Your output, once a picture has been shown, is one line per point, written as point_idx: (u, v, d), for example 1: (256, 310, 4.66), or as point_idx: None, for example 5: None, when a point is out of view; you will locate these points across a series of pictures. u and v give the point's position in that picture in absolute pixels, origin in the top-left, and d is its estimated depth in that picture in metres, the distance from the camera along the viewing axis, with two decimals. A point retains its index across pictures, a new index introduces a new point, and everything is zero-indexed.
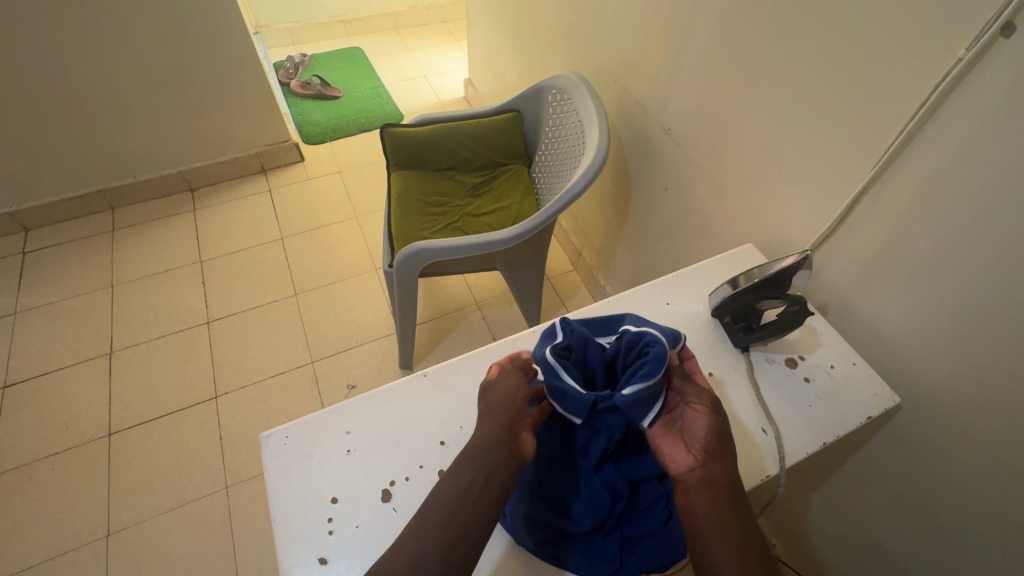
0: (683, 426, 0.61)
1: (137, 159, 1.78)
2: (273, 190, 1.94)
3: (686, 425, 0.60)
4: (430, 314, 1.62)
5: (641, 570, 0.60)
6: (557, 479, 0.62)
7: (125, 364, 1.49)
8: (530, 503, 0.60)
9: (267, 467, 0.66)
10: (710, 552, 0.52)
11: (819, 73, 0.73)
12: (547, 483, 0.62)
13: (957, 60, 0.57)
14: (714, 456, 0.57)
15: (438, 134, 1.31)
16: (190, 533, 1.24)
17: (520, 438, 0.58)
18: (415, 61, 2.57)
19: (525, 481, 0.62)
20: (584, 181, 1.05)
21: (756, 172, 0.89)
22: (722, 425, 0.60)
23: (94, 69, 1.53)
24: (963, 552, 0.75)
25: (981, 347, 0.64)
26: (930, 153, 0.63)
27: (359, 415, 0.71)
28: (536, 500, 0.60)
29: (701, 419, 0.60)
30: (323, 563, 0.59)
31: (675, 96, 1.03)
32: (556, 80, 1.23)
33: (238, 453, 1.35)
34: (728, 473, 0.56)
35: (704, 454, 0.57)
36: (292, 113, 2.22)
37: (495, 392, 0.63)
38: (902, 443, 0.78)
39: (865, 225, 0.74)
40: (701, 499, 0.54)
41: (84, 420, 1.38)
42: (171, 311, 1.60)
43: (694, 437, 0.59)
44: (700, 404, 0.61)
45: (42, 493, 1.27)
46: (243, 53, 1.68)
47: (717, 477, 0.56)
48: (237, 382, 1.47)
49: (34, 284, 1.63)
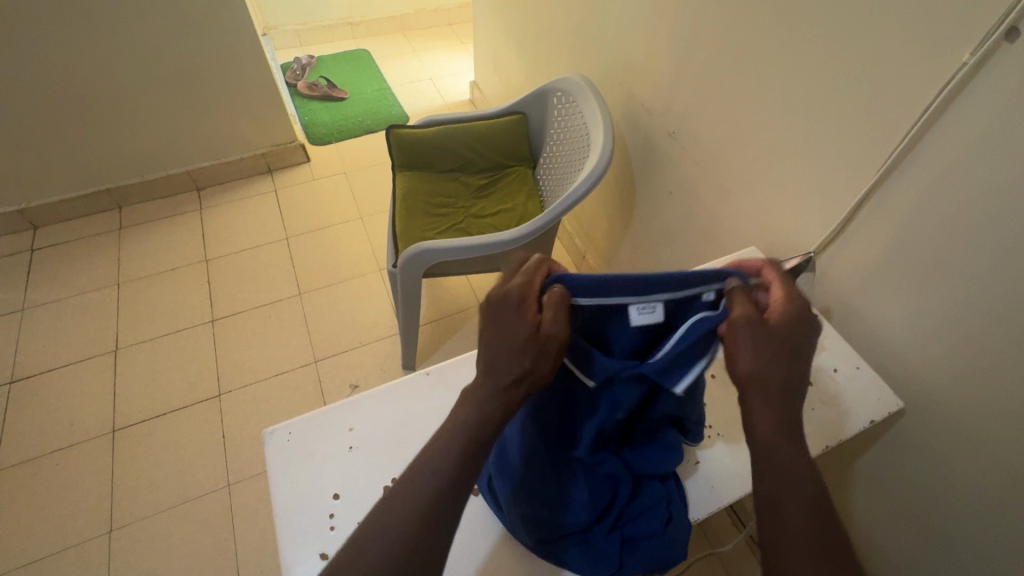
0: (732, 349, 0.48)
1: (144, 159, 1.80)
2: (279, 190, 1.95)
3: (733, 342, 0.48)
4: (433, 314, 1.62)
5: (641, 570, 0.61)
6: (542, 450, 0.60)
7: (130, 362, 1.50)
8: (513, 488, 0.60)
9: (270, 463, 0.66)
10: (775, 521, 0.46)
11: (823, 77, 0.73)
12: (532, 458, 0.60)
13: (962, 64, 0.57)
14: (771, 399, 0.47)
15: (444, 136, 1.32)
16: (192, 530, 1.24)
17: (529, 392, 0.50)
18: (421, 63, 2.59)
19: (513, 457, 0.62)
20: (588, 184, 1.05)
21: (760, 175, 0.89)
22: (789, 374, 0.48)
23: (103, 69, 1.55)
24: (968, 559, 0.74)
25: (987, 351, 0.64)
26: (936, 156, 0.63)
27: (361, 412, 0.71)
28: (524, 495, 0.59)
29: (758, 347, 0.47)
30: (325, 559, 0.60)
31: (680, 100, 1.04)
32: (560, 82, 1.24)
33: (241, 451, 1.36)
34: (779, 412, 0.47)
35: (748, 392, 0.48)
36: (299, 114, 2.23)
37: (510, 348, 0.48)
38: (904, 448, 0.78)
39: (870, 229, 0.74)
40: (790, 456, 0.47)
41: (89, 417, 1.39)
42: (177, 309, 1.61)
43: (745, 364, 0.47)
44: (761, 333, 0.47)
45: (45, 489, 1.28)
46: (251, 53, 1.69)
47: (778, 449, 0.47)
48: (240, 381, 1.48)
49: (41, 281, 1.65)
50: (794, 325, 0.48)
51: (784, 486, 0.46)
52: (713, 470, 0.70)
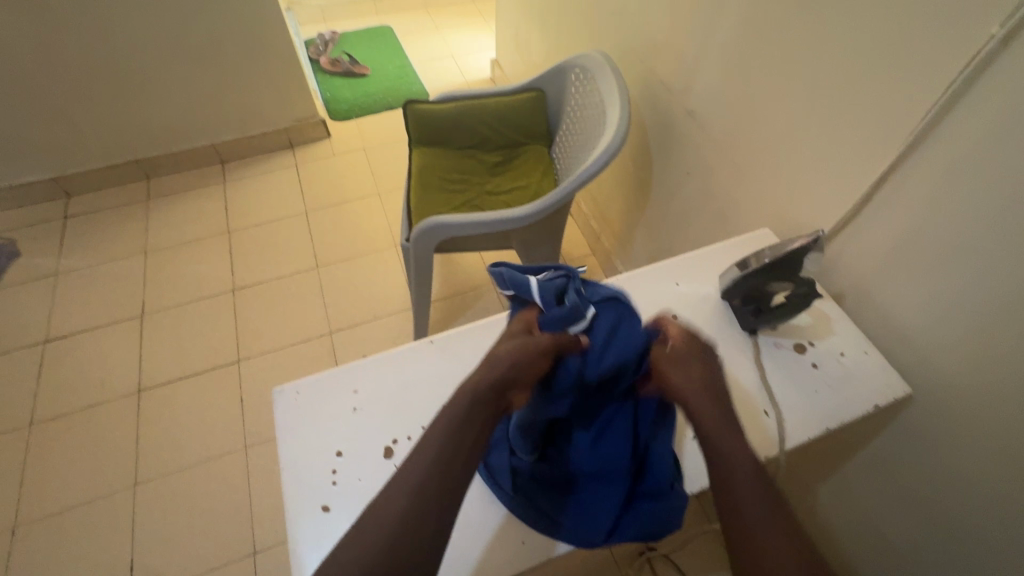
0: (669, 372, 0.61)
1: (171, 130, 1.84)
2: (300, 165, 1.98)
3: (662, 368, 0.62)
4: (447, 291, 1.63)
5: (641, 533, 0.64)
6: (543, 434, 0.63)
7: (157, 326, 1.56)
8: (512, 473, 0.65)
9: (278, 419, 0.69)
10: (734, 501, 0.53)
11: (846, 53, 0.70)
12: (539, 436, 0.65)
13: (990, 36, 0.54)
14: (707, 394, 0.60)
15: (460, 112, 1.31)
16: (212, 487, 1.30)
17: (511, 397, 0.59)
18: (444, 40, 2.57)
19: (520, 441, 0.65)
20: (602, 161, 1.04)
21: (777, 156, 0.87)
22: (710, 377, 0.62)
23: (132, 40, 1.58)
24: (973, 551, 0.73)
25: (1001, 339, 0.62)
26: (958, 136, 0.60)
27: (366, 375, 0.73)
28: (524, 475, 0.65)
29: (682, 368, 0.62)
30: (326, 511, 0.62)
31: (699, 78, 1.01)
32: (579, 59, 1.22)
33: (258, 415, 1.41)
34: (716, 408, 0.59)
35: (681, 395, 0.60)
36: (321, 90, 2.25)
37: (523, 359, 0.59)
38: (913, 436, 0.77)
39: (886, 211, 0.72)
40: (721, 430, 0.57)
41: (117, 377, 1.45)
42: (200, 278, 1.66)
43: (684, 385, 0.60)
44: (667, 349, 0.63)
45: (76, 443, 1.35)
46: (274, 27, 1.70)
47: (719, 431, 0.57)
48: (259, 349, 1.52)
49: (74, 247, 1.71)
50: (690, 339, 0.65)
51: (724, 449, 0.56)
52: None
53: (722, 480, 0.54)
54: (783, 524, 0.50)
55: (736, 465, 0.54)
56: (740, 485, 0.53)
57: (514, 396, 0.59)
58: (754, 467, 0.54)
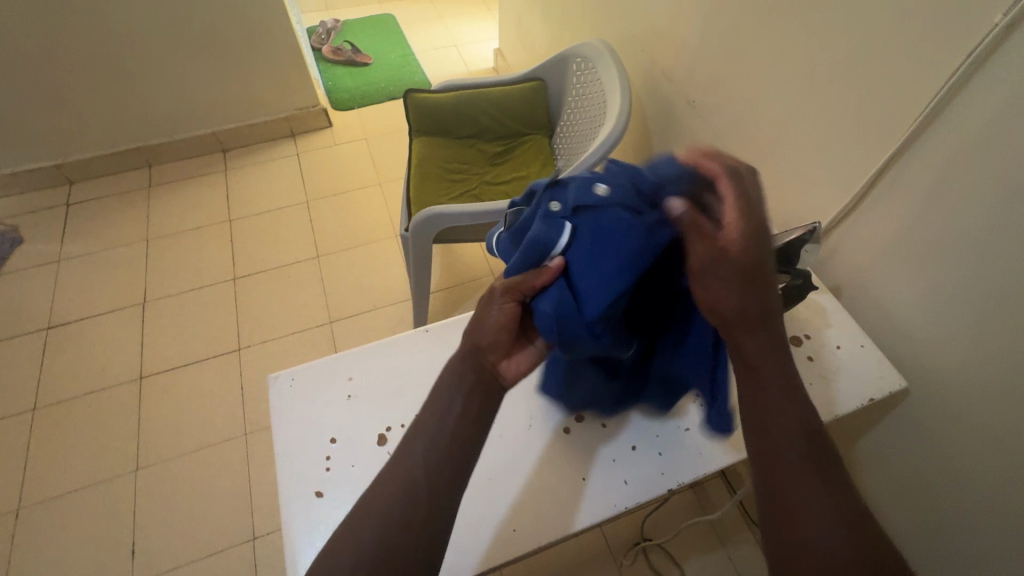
0: (705, 286, 0.50)
1: (172, 118, 1.83)
2: (302, 154, 1.97)
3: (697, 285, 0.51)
4: (448, 281, 1.64)
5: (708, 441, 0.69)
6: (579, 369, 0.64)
7: (158, 313, 1.57)
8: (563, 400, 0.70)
9: (273, 405, 0.69)
10: (776, 475, 0.48)
11: (848, 41, 0.69)
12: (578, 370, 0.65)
13: (993, 25, 0.53)
14: (745, 320, 0.51)
15: (460, 102, 1.31)
16: (212, 473, 1.31)
17: (499, 367, 0.57)
18: (447, 29, 2.55)
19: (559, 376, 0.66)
20: (602, 150, 1.03)
21: (778, 148, 0.86)
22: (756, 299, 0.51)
23: (132, 28, 1.57)
24: (966, 544, 0.73)
25: (999, 333, 0.61)
26: (960, 126, 0.59)
27: (361, 363, 0.73)
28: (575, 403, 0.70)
29: (723, 287, 0.50)
30: (320, 496, 0.63)
31: (701, 68, 1.00)
32: (580, 48, 1.21)
33: (258, 403, 1.42)
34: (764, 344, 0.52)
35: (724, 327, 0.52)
36: (323, 79, 2.24)
37: (486, 317, 0.56)
38: (909, 429, 0.77)
39: (887, 202, 0.71)
40: (772, 384, 0.51)
41: (119, 364, 1.47)
42: (201, 266, 1.67)
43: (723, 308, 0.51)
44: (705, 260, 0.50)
45: (78, 428, 1.37)
46: (275, 15, 1.69)
47: (769, 388, 0.51)
48: (259, 337, 1.53)
49: (76, 234, 1.72)
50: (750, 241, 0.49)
51: (771, 415, 0.50)
52: (702, 437, 0.70)
53: (765, 448, 0.50)
54: (832, 503, 0.46)
55: (780, 433, 0.49)
56: (784, 457, 0.48)
57: (499, 362, 0.57)
58: (802, 436, 0.49)
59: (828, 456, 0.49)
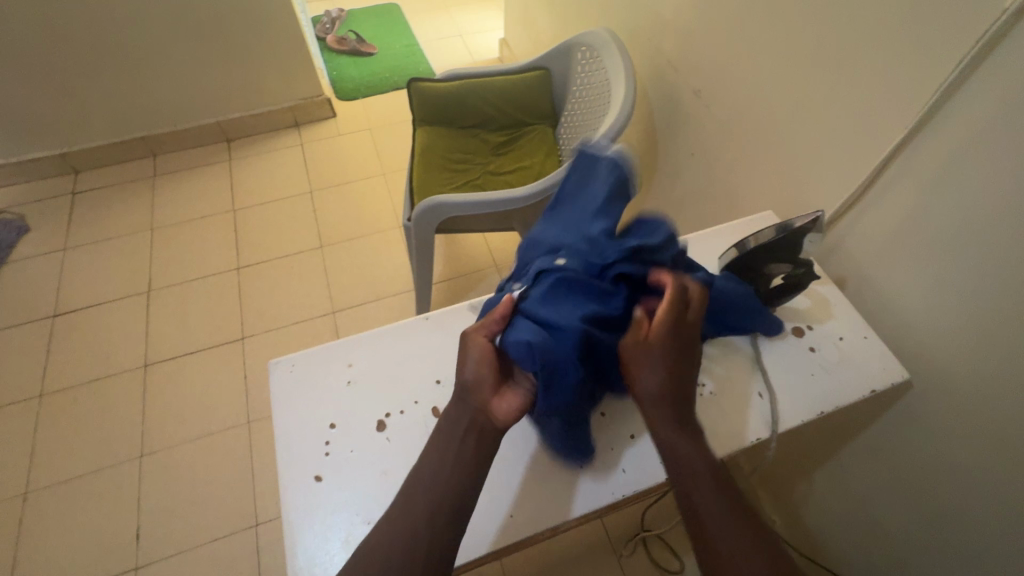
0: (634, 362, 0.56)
1: (176, 108, 1.83)
2: (305, 144, 1.97)
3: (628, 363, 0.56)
4: (451, 272, 1.63)
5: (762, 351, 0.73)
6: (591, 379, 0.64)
7: (162, 302, 1.57)
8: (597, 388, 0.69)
9: (273, 390, 0.69)
10: (700, 521, 0.51)
11: (855, 29, 0.68)
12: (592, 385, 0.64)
13: (1003, 11, 0.52)
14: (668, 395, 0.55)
15: (463, 91, 1.30)
16: (216, 460, 1.32)
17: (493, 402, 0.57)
18: (451, 19, 2.53)
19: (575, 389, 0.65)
20: (607, 139, 1.03)
21: (783, 139, 0.86)
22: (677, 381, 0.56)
23: (136, 16, 1.56)
24: (967, 537, 0.73)
25: (1004, 324, 0.60)
26: (968, 114, 0.58)
27: (361, 350, 0.73)
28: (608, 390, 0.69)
29: (649, 366, 0.55)
30: (319, 480, 0.63)
31: (706, 57, 0.99)
32: (585, 37, 1.20)
33: (261, 392, 1.43)
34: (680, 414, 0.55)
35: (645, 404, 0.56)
36: (327, 68, 2.23)
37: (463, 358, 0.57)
38: (911, 423, 0.77)
39: (891, 192, 0.70)
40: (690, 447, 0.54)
41: (123, 352, 1.48)
42: (205, 256, 1.67)
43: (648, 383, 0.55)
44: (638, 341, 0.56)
45: (84, 415, 1.38)
46: (278, 4, 1.68)
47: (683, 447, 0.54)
48: (262, 327, 1.54)
49: (81, 223, 1.73)
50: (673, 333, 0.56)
51: (687, 469, 0.53)
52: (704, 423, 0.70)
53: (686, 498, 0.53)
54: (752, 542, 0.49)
55: (699, 487, 0.52)
56: (704, 503, 0.51)
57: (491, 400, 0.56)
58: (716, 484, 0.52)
59: (741, 499, 0.52)
